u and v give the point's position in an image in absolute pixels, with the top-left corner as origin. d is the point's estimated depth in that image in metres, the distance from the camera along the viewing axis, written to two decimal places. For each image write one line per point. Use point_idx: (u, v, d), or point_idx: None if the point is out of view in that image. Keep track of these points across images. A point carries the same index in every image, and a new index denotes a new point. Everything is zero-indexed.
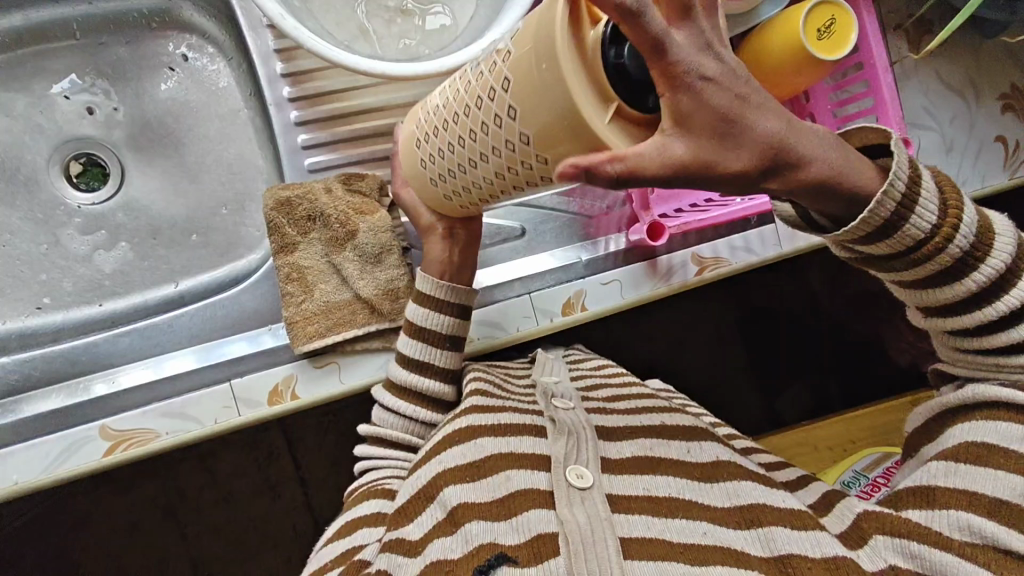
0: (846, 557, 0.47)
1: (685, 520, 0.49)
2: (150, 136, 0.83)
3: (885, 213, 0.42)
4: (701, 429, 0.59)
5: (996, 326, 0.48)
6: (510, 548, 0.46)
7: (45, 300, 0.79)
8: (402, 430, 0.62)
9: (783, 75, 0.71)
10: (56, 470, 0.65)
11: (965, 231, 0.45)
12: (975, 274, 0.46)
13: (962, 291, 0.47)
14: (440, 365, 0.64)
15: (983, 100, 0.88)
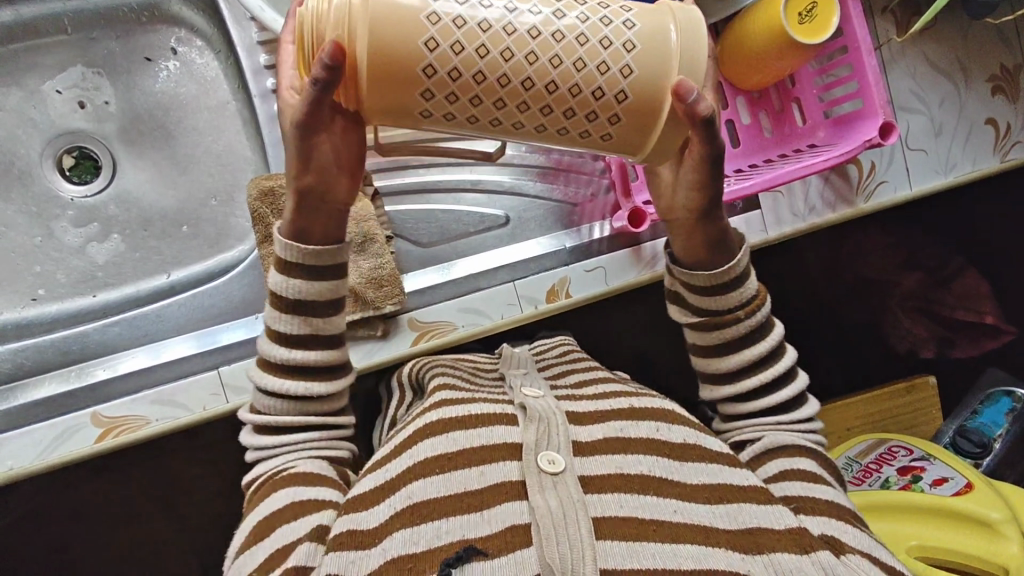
0: (802, 528, 0.51)
1: (656, 497, 0.52)
2: (141, 130, 0.84)
3: (729, 274, 0.58)
4: (673, 410, 0.62)
5: (776, 387, 0.62)
6: (481, 540, 0.47)
7: (40, 292, 0.81)
8: (295, 412, 0.58)
9: (766, 60, 0.73)
10: (48, 457, 0.67)
11: (761, 314, 0.60)
12: (760, 345, 0.60)
13: (760, 352, 0.61)
14: (315, 332, 0.57)
15: (973, 82, 0.87)
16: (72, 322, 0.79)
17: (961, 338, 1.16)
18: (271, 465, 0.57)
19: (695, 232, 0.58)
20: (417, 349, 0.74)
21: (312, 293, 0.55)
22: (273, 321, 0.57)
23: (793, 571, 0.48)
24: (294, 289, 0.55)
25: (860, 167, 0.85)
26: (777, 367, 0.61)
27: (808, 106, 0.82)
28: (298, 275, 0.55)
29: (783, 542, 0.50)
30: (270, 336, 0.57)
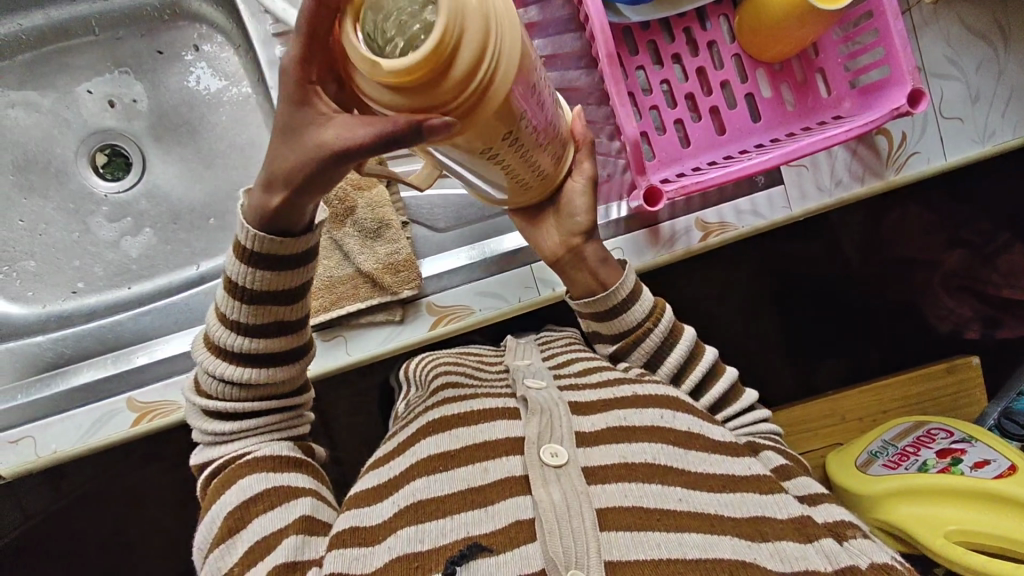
0: (806, 517, 0.55)
1: (661, 485, 0.54)
2: (168, 127, 0.87)
3: (615, 300, 0.66)
4: (681, 400, 0.63)
5: (705, 380, 0.68)
6: (486, 536, 0.50)
7: (79, 285, 0.85)
8: (234, 401, 0.60)
9: (786, 30, 0.71)
10: (89, 440, 0.70)
11: (663, 326, 0.67)
12: (674, 353, 0.67)
13: (677, 355, 0.67)
14: (247, 322, 0.56)
15: (1013, 45, 0.83)
16: (111, 312, 0.84)
17: (1009, 317, 1.08)
18: (229, 449, 0.60)
19: (587, 260, 0.67)
20: (436, 333, 0.74)
21: (271, 283, 0.53)
22: (224, 306, 0.56)
23: (799, 558, 0.51)
24: (249, 277, 0.52)
25: (890, 138, 0.82)
26: (700, 368, 0.68)
27: (833, 76, 0.79)
28: (260, 265, 0.52)
29: (788, 531, 0.53)
30: (220, 321, 0.56)
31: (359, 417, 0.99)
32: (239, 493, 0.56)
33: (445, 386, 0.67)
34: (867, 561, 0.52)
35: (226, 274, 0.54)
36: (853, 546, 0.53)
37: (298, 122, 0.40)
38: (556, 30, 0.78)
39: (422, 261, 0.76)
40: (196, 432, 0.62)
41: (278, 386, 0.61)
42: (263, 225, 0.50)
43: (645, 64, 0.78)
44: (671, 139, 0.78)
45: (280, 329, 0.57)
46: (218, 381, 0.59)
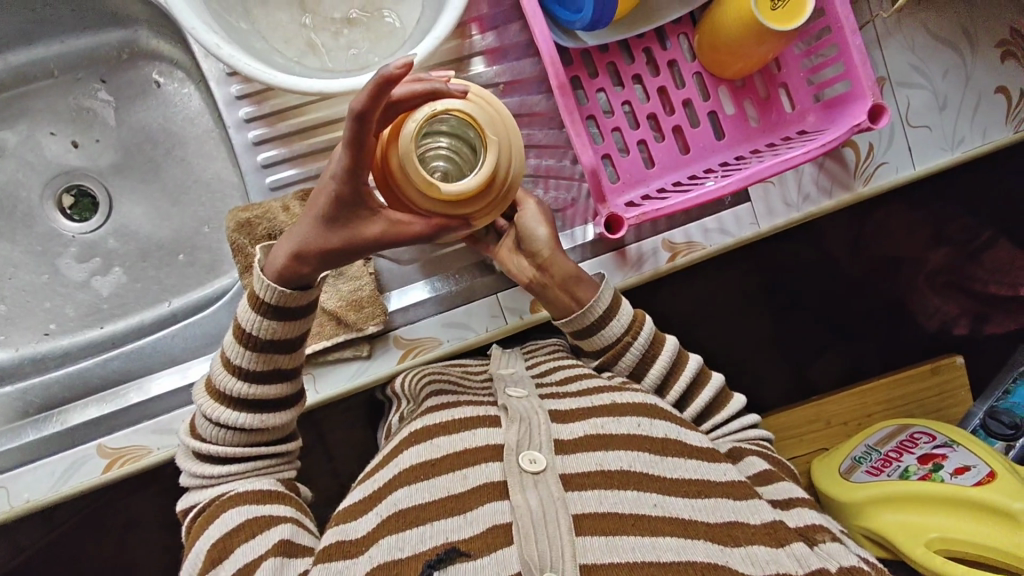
0: (778, 522, 0.57)
1: (636, 492, 0.56)
2: (133, 165, 0.86)
3: (590, 317, 0.68)
4: (660, 407, 0.64)
5: (688, 389, 0.69)
6: (464, 542, 0.52)
7: (51, 326, 0.85)
8: (228, 444, 0.62)
9: (745, 48, 0.71)
10: (62, 488, 0.71)
11: (643, 337, 0.68)
12: (657, 363, 0.68)
13: (658, 368, 0.68)
14: (249, 367, 0.60)
15: (980, 49, 0.82)
16: (84, 354, 0.84)
17: (996, 311, 1.09)
18: (210, 493, 0.61)
19: (557, 283, 0.69)
20: (403, 366, 0.74)
21: (277, 331, 0.60)
22: (230, 352, 0.61)
23: (768, 562, 0.54)
24: (260, 327, 0.59)
25: (857, 150, 0.81)
26: (685, 375, 0.68)
27: (796, 91, 0.78)
28: (270, 316, 0.59)
29: (758, 536, 0.56)
30: (225, 367, 0.61)
31: (342, 447, 0.96)
32: (224, 524, 0.58)
33: (429, 394, 0.66)
34: (834, 565, 0.55)
35: (236, 321, 0.60)
36: (822, 549, 0.56)
37: (338, 213, 0.53)
38: (516, 56, 0.78)
39: (389, 295, 0.76)
40: (182, 477, 0.63)
41: (274, 432, 0.64)
42: (285, 281, 0.58)
43: (606, 87, 0.77)
44: (635, 160, 0.77)
45: (283, 375, 0.62)
46: (213, 425, 0.61)
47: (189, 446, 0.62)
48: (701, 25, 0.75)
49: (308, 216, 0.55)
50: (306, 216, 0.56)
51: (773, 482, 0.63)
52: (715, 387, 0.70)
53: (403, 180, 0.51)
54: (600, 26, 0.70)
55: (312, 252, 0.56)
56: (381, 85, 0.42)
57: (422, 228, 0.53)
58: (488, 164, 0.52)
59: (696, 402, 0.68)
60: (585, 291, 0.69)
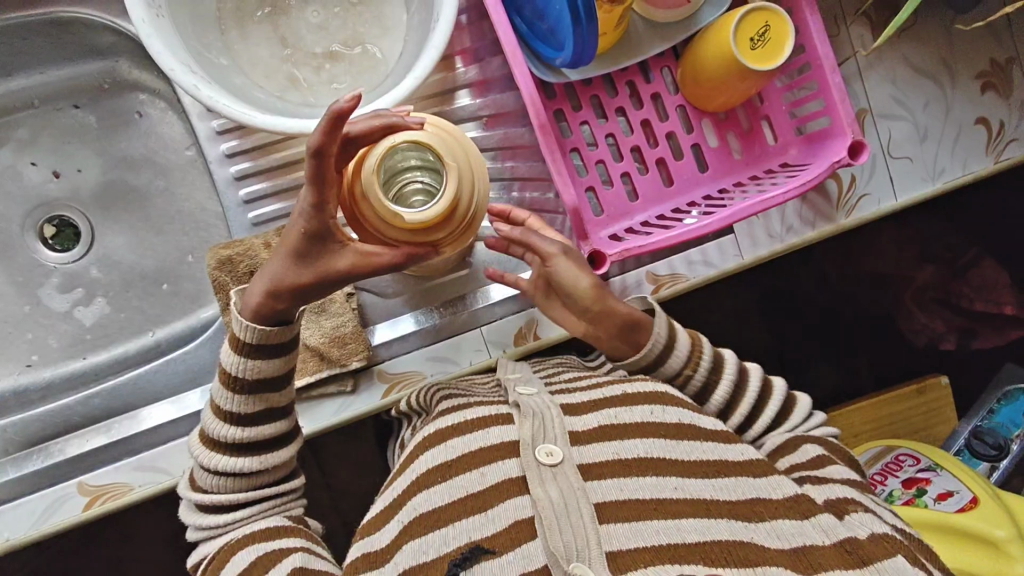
0: (803, 495, 0.57)
1: (656, 477, 0.56)
2: (115, 194, 0.86)
3: (655, 351, 0.67)
4: (672, 393, 0.65)
5: (757, 405, 0.68)
6: (488, 539, 0.52)
7: (33, 358, 0.84)
8: (229, 491, 0.60)
9: (726, 84, 0.72)
10: (43, 525, 0.70)
11: (705, 361, 0.68)
12: (721, 387, 0.68)
13: (722, 392, 0.68)
14: (236, 410, 0.59)
15: (961, 79, 0.83)
16: (67, 386, 0.83)
17: (983, 328, 1.09)
18: (222, 540, 0.59)
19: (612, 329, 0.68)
20: (388, 401, 0.74)
21: (267, 369, 0.59)
22: (218, 398, 0.59)
23: (796, 534, 0.53)
24: (247, 368, 0.58)
25: (840, 182, 0.81)
26: (752, 388, 0.68)
27: (777, 123, 0.79)
28: (252, 356, 0.57)
29: (784, 510, 0.55)
30: (216, 415, 0.59)
31: (331, 473, 0.96)
32: (236, 566, 0.57)
33: (442, 398, 0.67)
34: (865, 532, 0.54)
35: (221, 366, 0.58)
36: (853, 518, 0.55)
37: (307, 247, 0.53)
38: (500, 89, 0.79)
39: (373, 328, 0.76)
40: (189, 531, 0.62)
41: (274, 472, 0.62)
42: (260, 319, 0.56)
43: (589, 119, 0.78)
44: (619, 193, 0.77)
45: (275, 414, 0.61)
46: (210, 474, 0.60)
47: (191, 499, 0.61)
48: (682, 62, 0.76)
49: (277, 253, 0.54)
50: (275, 255, 0.55)
51: (819, 467, 0.63)
52: (782, 396, 0.70)
53: (365, 207, 0.51)
54: (581, 65, 0.68)
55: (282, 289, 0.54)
56: (334, 117, 0.46)
57: (389, 258, 0.52)
58: (449, 187, 0.52)
59: (767, 413, 0.68)
60: (643, 334, 0.68)
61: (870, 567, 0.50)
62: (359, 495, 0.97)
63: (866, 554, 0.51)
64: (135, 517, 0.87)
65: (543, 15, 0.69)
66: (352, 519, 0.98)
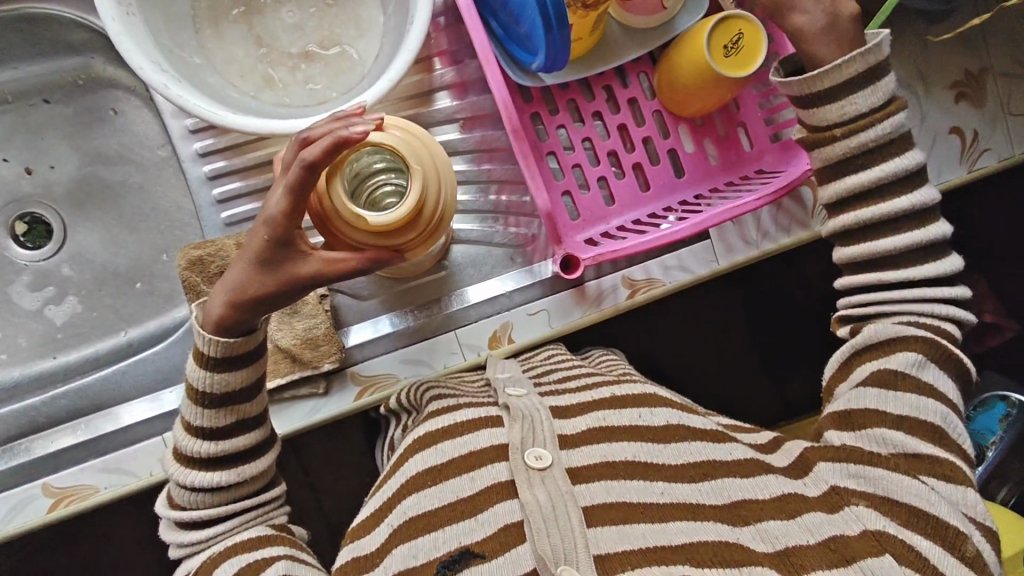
0: (793, 494, 0.56)
1: (643, 482, 0.56)
2: (88, 192, 0.85)
3: (840, 76, 0.59)
4: (656, 397, 0.65)
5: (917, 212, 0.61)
6: (477, 544, 0.51)
7: (2, 356, 0.83)
8: (207, 506, 0.58)
9: (700, 91, 0.72)
10: (6, 527, 0.69)
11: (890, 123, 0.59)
12: (904, 206, 0.60)
13: (887, 176, 0.60)
14: (204, 424, 0.58)
15: (935, 88, 0.83)
16: (36, 386, 0.82)
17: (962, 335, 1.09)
18: (205, 554, 0.57)
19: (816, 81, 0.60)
20: (361, 403, 0.74)
21: (235, 382, 0.57)
22: (188, 415, 0.58)
23: (781, 537, 0.53)
24: (212, 383, 0.57)
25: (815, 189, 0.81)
26: (931, 228, 0.61)
27: (754, 131, 0.79)
28: (218, 369, 0.56)
29: (768, 510, 0.55)
30: (187, 432, 0.58)
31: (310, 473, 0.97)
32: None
33: (433, 398, 0.67)
34: (859, 528, 0.53)
35: (187, 384, 0.57)
36: (851, 511, 0.54)
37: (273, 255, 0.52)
38: (477, 91, 0.79)
39: (346, 331, 0.75)
40: (171, 550, 0.60)
41: (254, 483, 0.60)
42: (222, 331, 0.55)
43: (566, 123, 0.78)
44: (595, 197, 0.77)
45: (245, 424, 0.59)
46: (187, 491, 0.58)
47: (169, 517, 0.59)
48: (659, 67, 0.76)
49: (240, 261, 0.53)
50: (238, 262, 0.53)
51: (883, 390, 0.58)
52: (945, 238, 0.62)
53: (333, 211, 0.51)
54: (555, 70, 0.68)
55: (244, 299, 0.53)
56: (338, 140, 0.46)
57: (358, 263, 0.52)
58: (415, 192, 0.51)
59: (932, 267, 0.60)
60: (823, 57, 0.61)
61: (854, 566, 0.50)
62: (335, 496, 0.97)
63: (853, 554, 0.51)
64: (105, 519, 0.86)
65: (518, 19, 0.68)
66: (326, 521, 0.97)
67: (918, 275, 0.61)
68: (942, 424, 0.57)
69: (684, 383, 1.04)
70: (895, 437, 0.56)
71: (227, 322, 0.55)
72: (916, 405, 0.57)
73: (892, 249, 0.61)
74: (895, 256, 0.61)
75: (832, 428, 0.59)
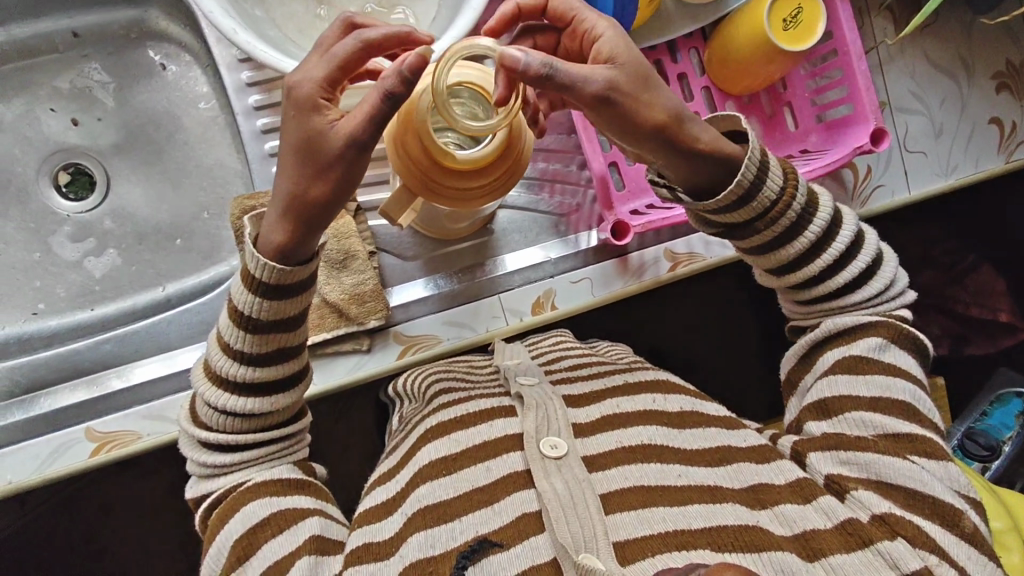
0: (807, 479, 0.54)
1: (660, 465, 0.54)
2: (134, 146, 0.85)
3: (748, 179, 0.53)
4: (663, 385, 0.64)
5: (834, 267, 0.58)
6: (495, 533, 0.49)
7: (39, 306, 0.82)
8: (234, 434, 0.57)
9: (754, 65, 0.73)
10: (47, 470, 0.69)
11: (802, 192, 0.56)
12: (827, 254, 0.57)
13: (799, 246, 0.57)
14: (239, 347, 0.55)
15: (978, 78, 0.85)
16: (73, 335, 0.81)
17: (975, 334, 1.09)
18: (226, 481, 0.57)
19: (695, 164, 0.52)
20: (402, 362, 0.74)
21: (283, 310, 0.54)
22: (226, 334, 0.55)
23: (798, 520, 0.50)
24: (259, 308, 0.53)
25: (855, 171, 0.82)
26: (860, 259, 0.58)
27: (800, 110, 0.80)
28: (267, 295, 0.52)
29: (785, 495, 0.52)
30: (222, 351, 0.55)
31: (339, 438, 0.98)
32: (244, 521, 0.54)
33: (437, 393, 0.65)
34: (867, 514, 0.50)
35: (231, 301, 0.54)
36: (854, 498, 0.51)
37: (314, 130, 0.46)
38: None
39: (390, 290, 0.76)
40: (189, 464, 0.59)
41: (282, 413, 0.59)
42: (282, 257, 0.52)
43: None
44: (641, 169, 0.78)
45: (283, 354, 0.57)
46: (216, 411, 0.57)
47: (194, 435, 0.57)
48: (713, 41, 0.77)
49: (284, 157, 0.48)
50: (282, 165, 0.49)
51: (852, 376, 0.57)
52: (879, 252, 0.60)
53: (415, 141, 0.51)
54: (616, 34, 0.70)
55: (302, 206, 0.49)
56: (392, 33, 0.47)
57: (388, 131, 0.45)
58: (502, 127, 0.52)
59: (872, 291, 0.59)
60: (731, 149, 0.53)
61: (871, 549, 0.48)
62: (358, 461, 0.98)
63: (868, 535, 0.49)
64: None
65: None
66: (347, 485, 0.99)
67: (856, 302, 0.59)
68: (915, 400, 0.55)
69: (705, 367, 1.05)
70: (875, 419, 0.54)
71: (281, 237, 0.51)
72: (883, 385, 0.56)
73: (831, 291, 0.59)
74: (833, 296, 0.59)
75: (811, 420, 0.57)
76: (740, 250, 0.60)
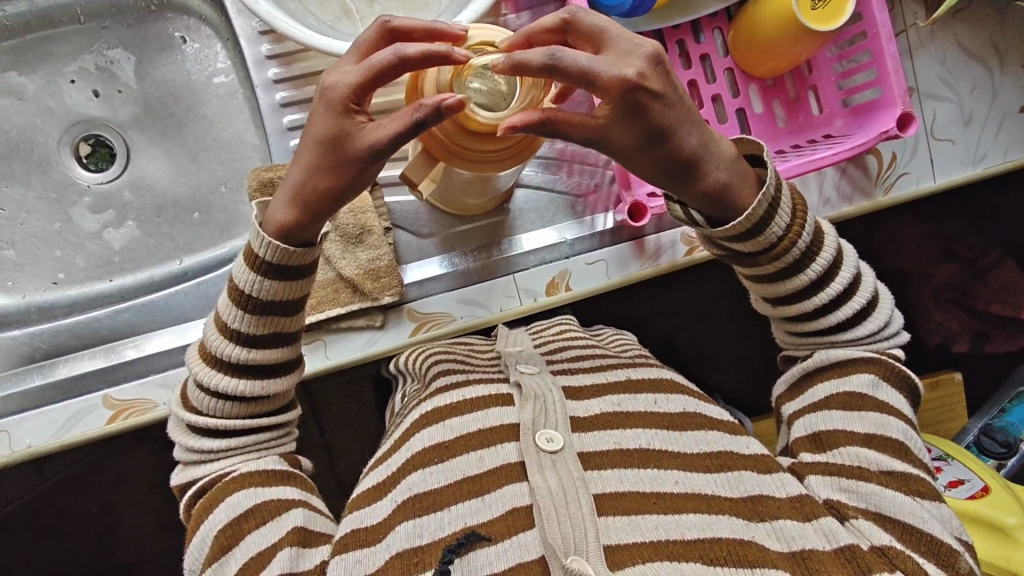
0: (808, 496, 0.52)
1: (656, 471, 0.53)
2: (154, 118, 0.86)
3: (757, 215, 0.53)
4: (666, 384, 0.63)
5: (831, 306, 0.57)
6: (484, 526, 0.49)
7: (60, 275, 0.83)
8: (225, 416, 0.57)
9: (778, 46, 0.72)
10: (64, 436, 0.70)
11: (808, 230, 0.56)
12: (827, 291, 0.57)
13: (805, 280, 0.57)
14: (241, 329, 0.55)
15: (1008, 66, 0.82)
16: (92, 305, 0.82)
17: None
18: (215, 468, 0.57)
19: (722, 200, 0.52)
20: (416, 338, 0.74)
21: (281, 293, 0.54)
22: (225, 314, 0.56)
23: (796, 537, 0.49)
24: (260, 288, 0.54)
25: (880, 157, 0.80)
26: (858, 299, 0.58)
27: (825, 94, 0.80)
28: (268, 274, 0.53)
29: (784, 510, 0.51)
30: (220, 332, 0.56)
31: (354, 414, 0.98)
32: (231, 509, 0.53)
33: (437, 374, 0.65)
34: (867, 543, 0.49)
35: (233, 281, 0.55)
36: (853, 526, 0.50)
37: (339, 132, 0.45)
38: None
39: (405, 268, 0.76)
40: (178, 450, 0.59)
41: (274, 400, 0.59)
42: (286, 237, 0.52)
43: None
44: None
45: (281, 339, 0.57)
46: (209, 395, 0.57)
47: (182, 418, 0.58)
48: (738, 19, 0.76)
49: (304, 145, 0.48)
50: (299, 155, 0.49)
51: (847, 412, 0.55)
52: (875, 293, 0.59)
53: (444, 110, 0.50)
54: (639, 10, 0.70)
55: (309, 195, 0.49)
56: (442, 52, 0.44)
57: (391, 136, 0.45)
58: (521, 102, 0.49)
59: (866, 330, 0.58)
60: (743, 194, 0.53)
61: None
62: (369, 438, 0.99)
63: (867, 564, 0.47)
64: None
65: None
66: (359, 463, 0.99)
67: (850, 339, 0.58)
68: (908, 440, 0.54)
69: (721, 355, 1.04)
70: (869, 455, 0.53)
71: (288, 219, 0.51)
72: (881, 423, 0.54)
73: (823, 328, 0.58)
74: (826, 332, 0.59)
75: (804, 450, 0.56)
76: (741, 275, 0.60)
